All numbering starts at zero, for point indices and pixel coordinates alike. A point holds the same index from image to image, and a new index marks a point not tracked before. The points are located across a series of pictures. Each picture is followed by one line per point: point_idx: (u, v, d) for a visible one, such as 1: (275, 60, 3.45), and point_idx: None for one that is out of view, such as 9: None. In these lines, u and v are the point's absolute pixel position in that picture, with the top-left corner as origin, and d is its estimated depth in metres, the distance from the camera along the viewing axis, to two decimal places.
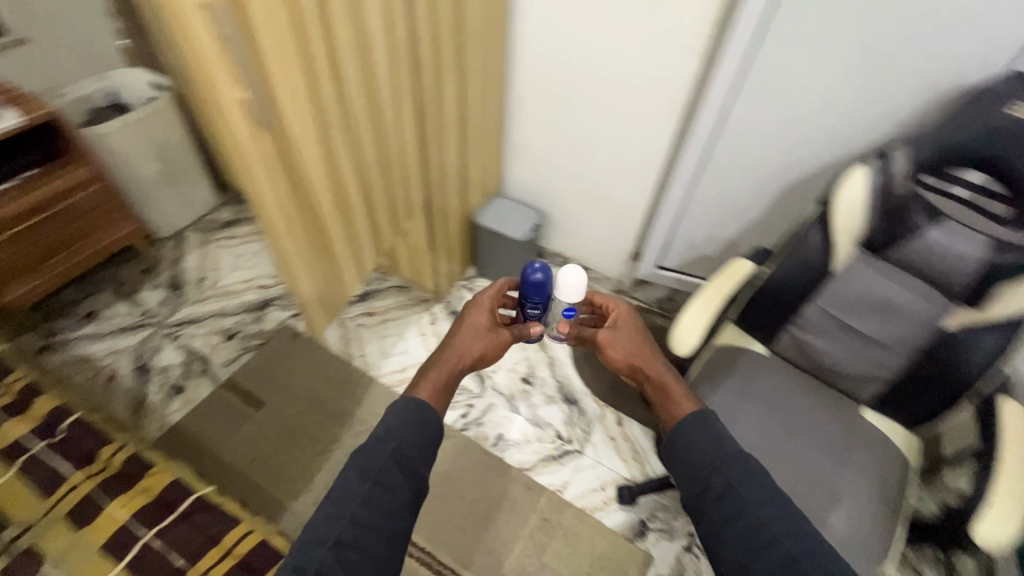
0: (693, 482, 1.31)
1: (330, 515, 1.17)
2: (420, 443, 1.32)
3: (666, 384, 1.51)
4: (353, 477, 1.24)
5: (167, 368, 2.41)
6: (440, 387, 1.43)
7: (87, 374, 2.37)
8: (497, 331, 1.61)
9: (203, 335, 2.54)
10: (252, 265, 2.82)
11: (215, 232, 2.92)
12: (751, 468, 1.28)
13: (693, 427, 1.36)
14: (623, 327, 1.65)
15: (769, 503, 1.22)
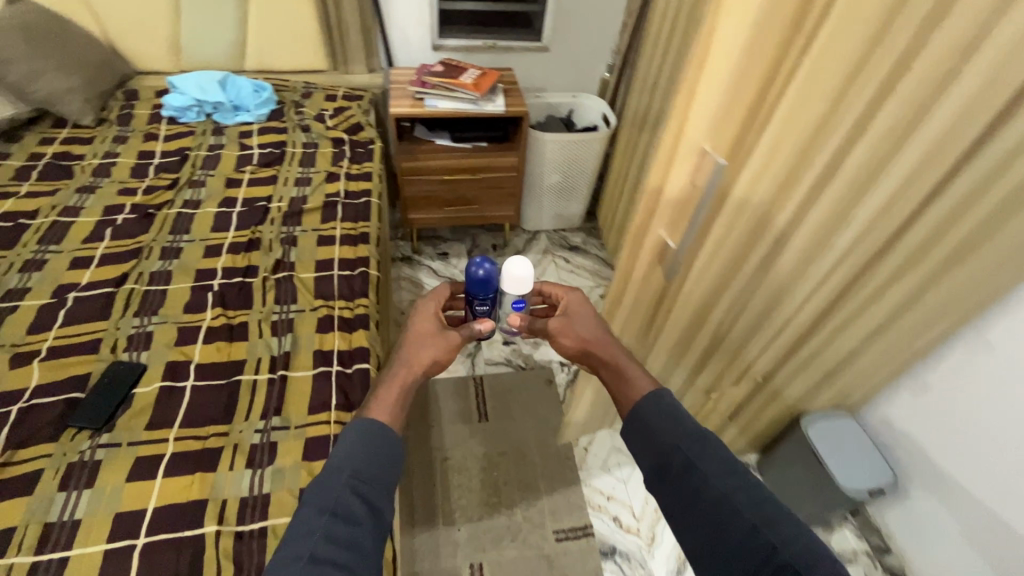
0: (652, 459, 0.87)
1: (305, 533, 0.78)
2: (376, 469, 0.88)
3: (618, 375, 1.10)
4: (313, 511, 0.81)
5: None
6: (391, 405, 1.00)
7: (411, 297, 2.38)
8: (447, 333, 1.20)
9: None
10: None
11: (560, 247, 2.70)
12: (696, 426, 0.88)
13: (658, 409, 0.91)
14: (579, 317, 1.25)
15: (731, 477, 0.79)
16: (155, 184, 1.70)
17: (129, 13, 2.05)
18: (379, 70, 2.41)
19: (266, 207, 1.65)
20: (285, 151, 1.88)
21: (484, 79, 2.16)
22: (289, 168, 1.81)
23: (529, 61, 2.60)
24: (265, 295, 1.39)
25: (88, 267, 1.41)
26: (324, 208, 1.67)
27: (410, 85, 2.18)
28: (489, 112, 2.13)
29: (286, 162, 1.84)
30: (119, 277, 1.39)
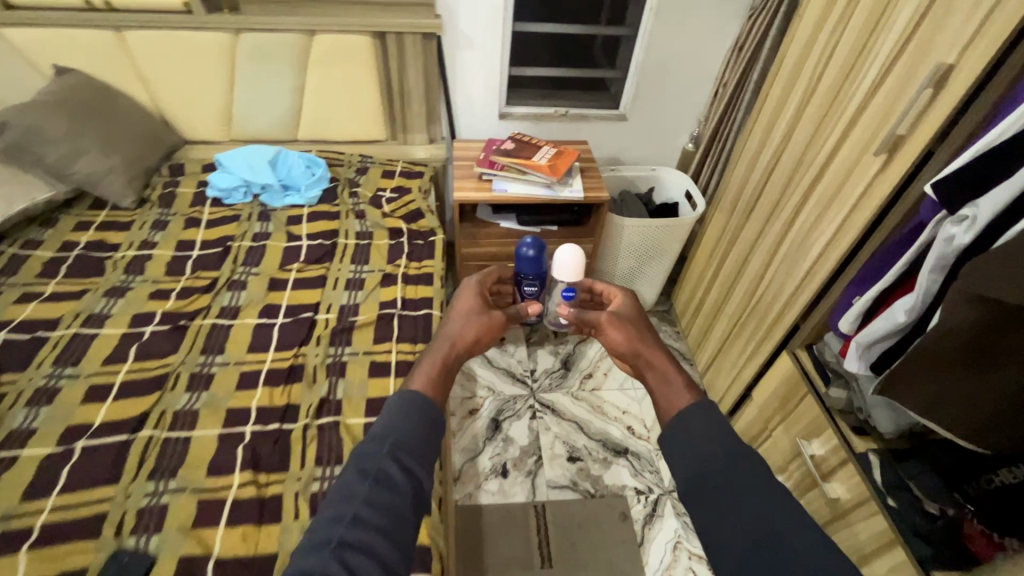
0: (684, 470, 0.74)
1: (342, 498, 0.67)
2: (424, 442, 0.75)
3: (670, 375, 0.89)
4: (351, 475, 0.69)
5: (516, 449, 1.98)
6: (433, 375, 0.88)
7: (462, 394, 2.13)
8: (492, 311, 1.09)
9: (556, 435, 2.04)
10: (640, 394, 2.20)
11: None
12: (731, 438, 0.75)
13: (694, 415, 0.79)
14: (631, 317, 1.07)
15: (771, 505, 0.67)
16: (191, 285, 1.50)
17: (181, 85, 1.91)
18: (441, 141, 2.20)
19: (314, 318, 1.43)
20: (337, 243, 1.67)
21: (557, 164, 1.87)
22: (339, 266, 1.59)
23: (603, 132, 2.34)
24: (306, 451, 1.14)
25: (105, 402, 1.20)
26: (377, 323, 1.43)
27: (476, 164, 1.95)
28: (565, 198, 1.87)
29: (337, 257, 1.62)
30: (138, 419, 1.16)
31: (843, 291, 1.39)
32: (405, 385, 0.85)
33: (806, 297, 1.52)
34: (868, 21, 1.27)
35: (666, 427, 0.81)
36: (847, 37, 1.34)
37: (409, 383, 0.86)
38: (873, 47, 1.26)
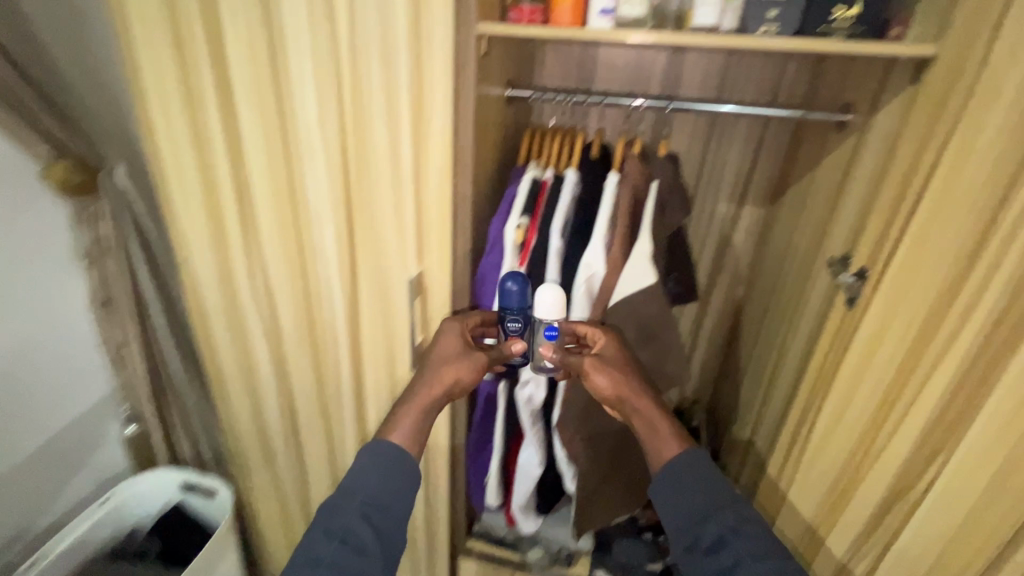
0: (686, 526, 0.84)
1: (315, 558, 0.83)
2: (391, 502, 0.91)
3: (656, 426, 0.93)
4: (319, 535, 0.86)
5: None
6: (417, 432, 0.98)
7: None
8: (471, 354, 0.98)
9: None
10: None
11: None
12: (733, 497, 0.86)
13: (688, 467, 0.88)
14: (622, 350, 0.97)
15: (771, 569, 0.77)
16: None
17: None
18: None
19: None
20: None
21: None
22: None
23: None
24: None
25: None
26: None
27: None
28: None
29: None
30: None
31: (468, 478, 1.25)
32: (387, 432, 0.97)
33: (442, 514, 1.26)
34: (289, 248, 1.06)
35: (661, 475, 0.89)
36: (277, 268, 1.09)
37: (389, 433, 0.97)
38: (318, 272, 1.07)
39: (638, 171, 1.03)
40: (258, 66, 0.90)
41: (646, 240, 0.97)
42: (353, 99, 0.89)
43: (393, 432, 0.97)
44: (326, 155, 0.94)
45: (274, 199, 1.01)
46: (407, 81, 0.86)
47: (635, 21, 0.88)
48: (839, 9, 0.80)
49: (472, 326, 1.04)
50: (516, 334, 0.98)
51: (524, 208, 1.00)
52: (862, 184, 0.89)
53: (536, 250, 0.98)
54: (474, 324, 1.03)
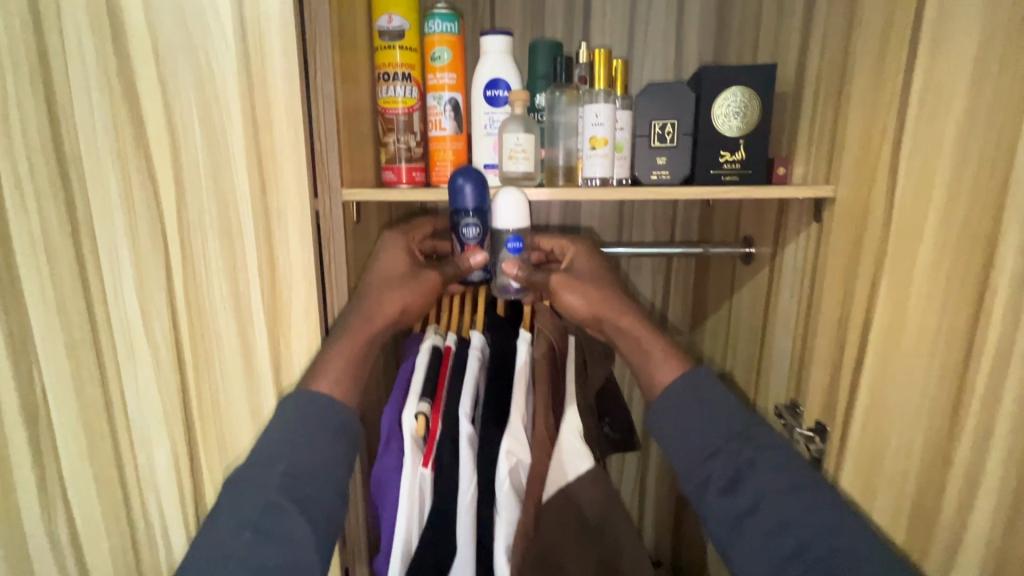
0: (690, 461, 0.66)
1: (224, 558, 0.56)
2: (323, 477, 0.62)
3: (646, 345, 0.73)
4: (227, 528, 0.58)
5: None
6: (347, 371, 0.69)
7: None
8: (421, 274, 0.75)
9: None
10: None
11: None
12: (749, 423, 0.66)
13: (687, 394, 0.69)
14: (597, 266, 0.81)
15: (799, 503, 0.59)
16: None
17: None
18: None
19: None
20: None
21: None
22: None
23: None
24: None
25: None
26: None
27: None
28: None
29: None
30: None
31: None
32: (313, 379, 0.68)
33: None
34: (107, 486, 0.76)
35: (660, 405, 0.70)
36: (87, 524, 0.76)
37: (315, 381, 0.68)
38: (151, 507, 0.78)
39: (551, 324, 0.89)
40: (55, 260, 0.67)
41: (575, 411, 0.79)
42: (186, 288, 0.70)
43: (321, 377, 0.68)
44: (155, 359, 0.72)
45: (84, 427, 0.73)
46: (258, 260, 0.70)
47: (524, 175, 0.78)
48: (725, 155, 0.78)
49: (415, 241, 0.83)
50: (476, 243, 0.76)
51: (424, 390, 0.81)
52: (785, 323, 0.82)
53: (445, 443, 0.78)
54: (416, 239, 0.83)
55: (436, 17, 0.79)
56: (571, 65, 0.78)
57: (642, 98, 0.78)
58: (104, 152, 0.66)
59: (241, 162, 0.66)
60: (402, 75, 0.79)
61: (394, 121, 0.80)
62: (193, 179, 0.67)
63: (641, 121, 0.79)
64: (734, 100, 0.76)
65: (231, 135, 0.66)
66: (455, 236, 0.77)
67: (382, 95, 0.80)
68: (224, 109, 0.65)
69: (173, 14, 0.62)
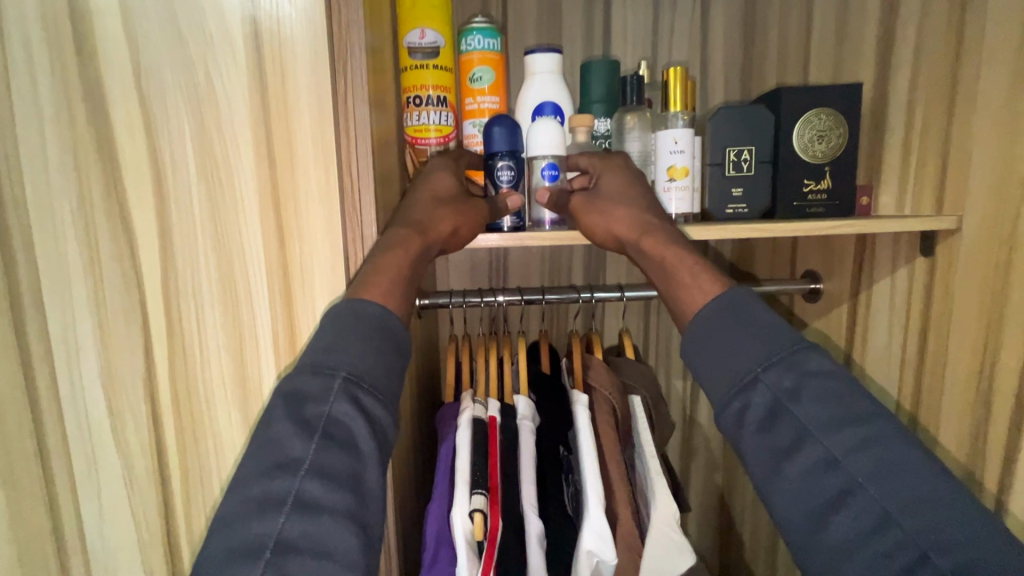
0: (717, 394, 0.46)
1: (285, 463, 0.39)
2: (392, 380, 0.45)
3: (671, 267, 0.54)
4: (284, 429, 0.40)
5: None
6: (401, 283, 0.50)
7: None
8: (473, 198, 0.58)
9: None
10: None
11: None
12: (791, 340, 0.45)
13: (716, 313, 0.48)
14: (626, 184, 0.61)
15: (857, 437, 0.40)
16: None
17: None
18: None
19: None
20: None
21: None
22: None
23: None
24: None
25: None
26: None
27: None
28: None
29: None
30: None
31: None
32: (364, 288, 0.48)
33: None
34: None
35: (687, 331, 0.50)
36: None
37: (366, 288, 0.49)
38: None
39: (610, 382, 0.77)
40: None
41: (668, 496, 0.67)
42: (173, 376, 0.53)
43: (371, 285, 0.49)
44: (127, 471, 0.55)
45: (20, 556, 0.56)
46: (273, 335, 0.53)
47: None
48: (810, 183, 0.69)
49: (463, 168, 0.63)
50: (510, 187, 0.61)
51: (474, 478, 0.64)
52: (885, 371, 0.71)
53: (509, 543, 0.63)
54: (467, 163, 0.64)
55: (475, 32, 0.67)
56: (642, 83, 0.69)
57: (714, 124, 0.70)
58: (64, 197, 0.50)
59: (251, 209, 0.51)
60: (436, 98, 0.65)
61: (427, 153, 0.66)
62: (186, 232, 0.51)
63: (715, 147, 0.70)
64: (818, 123, 0.68)
65: (240, 176, 0.50)
66: (487, 180, 0.62)
67: (409, 123, 0.66)
68: (230, 143, 0.50)
69: (163, 23, 0.48)
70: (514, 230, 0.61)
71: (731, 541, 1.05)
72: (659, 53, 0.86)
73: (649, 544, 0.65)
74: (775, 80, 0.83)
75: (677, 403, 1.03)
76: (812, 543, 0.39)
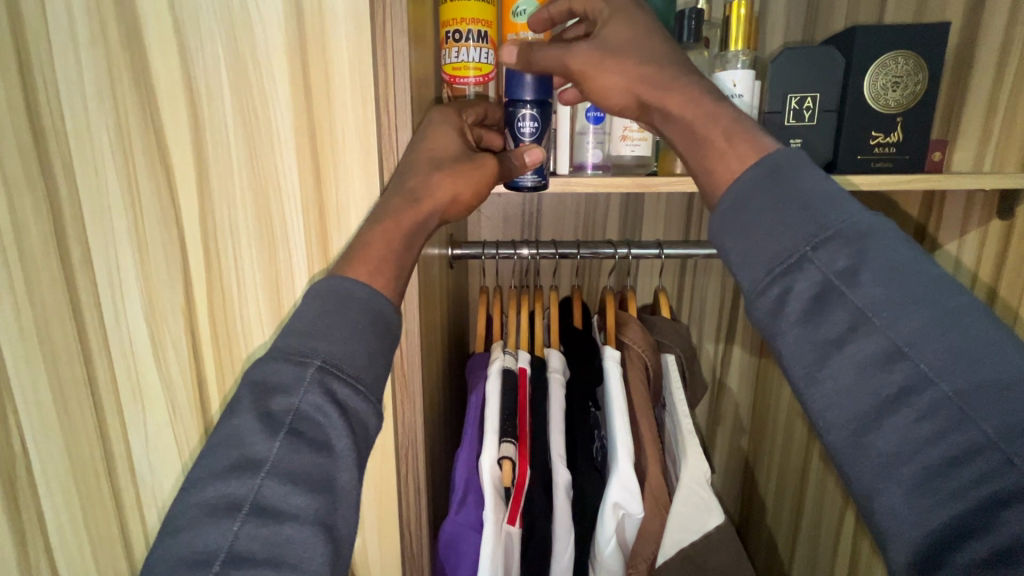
0: (751, 281, 0.36)
1: (244, 462, 0.36)
2: (376, 369, 0.42)
3: (700, 129, 0.41)
4: (247, 424, 0.37)
5: None
6: (390, 259, 0.46)
7: None
8: (478, 157, 0.53)
9: None
10: None
11: None
12: (852, 207, 0.34)
13: (756, 184, 0.36)
14: (635, 31, 0.46)
15: (930, 324, 0.29)
16: None
17: None
18: None
19: None
20: None
21: None
22: None
23: None
24: None
25: None
26: None
27: None
28: None
29: None
30: None
31: None
32: (348, 267, 0.44)
33: None
34: (109, 553, 0.62)
35: (716, 211, 0.38)
36: None
37: (350, 267, 0.45)
38: None
39: (643, 339, 0.76)
40: (34, 269, 0.53)
41: (699, 455, 0.67)
42: (211, 312, 0.54)
43: (356, 264, 0.44)
44: (171, 401, 0.57)
45: (74, 473, 0.59)
46: (309, 274, 0.52)
47: (639, 161, 0.64)
48: (877, 136, 0.63)
49: (469, 122, 0.57)
50: (533, 142, 0.56)
51: (504, 427, 0.65)
52: None
53: (533, 496, 0.63)
54: (472, 117, 0.57)
55: None
56: (701, 17, 0.63)
57: (776, 66, 0.63)
58: (99, 130, 0.50)
59: (287, 145, 0.49)
60: (476, 34, 0.60)
61: (464, 94, 0.62)
62: (221, 170, 0.50)
63: (775, 94, 0.64)
64: (894, 68, 0.62)
65: (277, 107, 0.48)
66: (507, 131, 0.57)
67: (447, 60, 0.62)
68: (266, 71, 0.48)
69: None
70: (535, 188, 0.56)
71: (754, 503, 1.05)
72: None
73: (678, 499, 0.65)
74: (846, 20, 0.74)
75: (708, 365, 1.01)
76: (855, 452, 0.30)
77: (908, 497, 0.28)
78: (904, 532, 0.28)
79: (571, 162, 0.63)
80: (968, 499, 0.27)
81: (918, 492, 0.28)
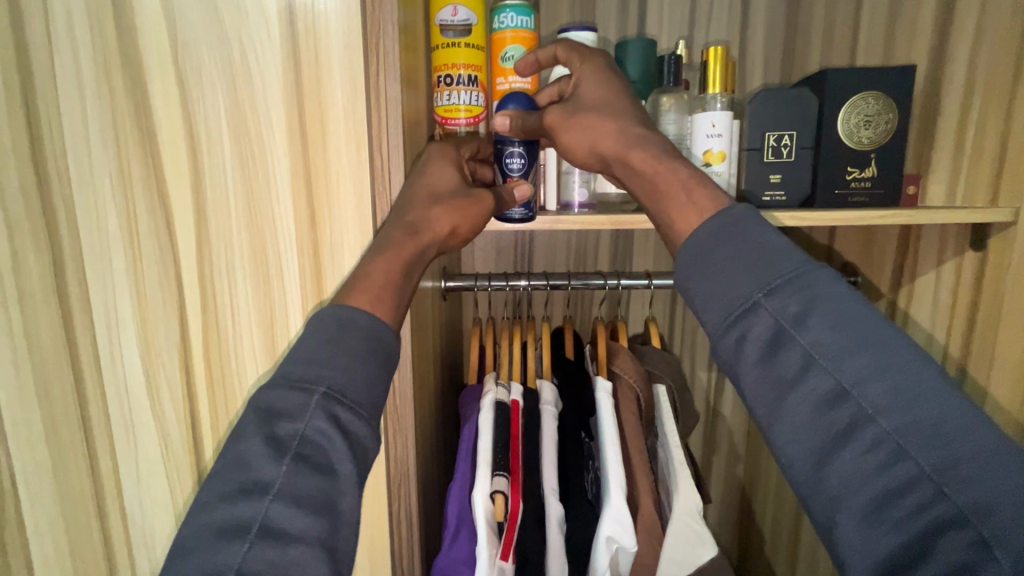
0: (712, 324, 0.37)
1: (251, 486, 0.37)
2: (375, 396, 0.42)
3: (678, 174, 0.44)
4: (254, 448, 0.38)
5: None
6: (390, 289, 0.47)
7: None
8: (475, 192, 0.55)
9: None
10: None
11: None
12: (799, 257, 0.36)
13: (714, 234, 0.38)
14: (604, 91, 0.50)
15: (870, 366, 0.31)
16: None
17: None
18: None
19: None
20: None
21: None
22: None
23: None
24: None
25: None
26: None
27: None
28: None
29: None
30: None
31: None
32: (349, 295, 0.45)
33: None
34: None
35: (678, 257, 0.40)
36: None
37: (351, 296, 0.46)
38: None
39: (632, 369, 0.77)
40: (32, 305, 0.54)
41: (688, 485, 0.67)
42: (205, 346, 0.55)
43: (356, 293, 0.46)
44: (163, 434, 0.57)
45: (64, 509, 0.58)
46: (303, 310, 0.53)
47: (624, 199, 0.67)
48: (854, 171, 0.66)
49: (464, 158, 0.60)
50: (520, 176, 0.58)
51: (497, 459, 0.65)
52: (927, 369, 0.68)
53: (528, 526, 0.63)
54: (466, 153, 0.59)
55: (508, 9, 0.65)
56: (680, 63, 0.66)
57: (754, 106, 0.66)
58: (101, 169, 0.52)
59: (281, 188, 0.51)
60: (467, 78, 0.63)
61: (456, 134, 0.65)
62: (218, 209, 0.52)
63: (754, 132, 0.67)
64: (865, 107, 0.65)
65: (273, 150, 0.50)
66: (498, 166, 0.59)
67: (439, 102, 0.64)
68: (264, 117, 0.50)
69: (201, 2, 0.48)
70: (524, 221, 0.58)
71: (752, 534, 1.04)
72: (698, 32, 0.81)
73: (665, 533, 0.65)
74: (820, 62, 0.78)
75: (702, 394, 1.01)
76: (813, 488, 0.31)
77: (859, 531, 0.29)
78: (858, 566, 0.29)
79: (559, 200, 0.66)
80: (911, 530, 0.28)
81: (869, 524, 0.29)
